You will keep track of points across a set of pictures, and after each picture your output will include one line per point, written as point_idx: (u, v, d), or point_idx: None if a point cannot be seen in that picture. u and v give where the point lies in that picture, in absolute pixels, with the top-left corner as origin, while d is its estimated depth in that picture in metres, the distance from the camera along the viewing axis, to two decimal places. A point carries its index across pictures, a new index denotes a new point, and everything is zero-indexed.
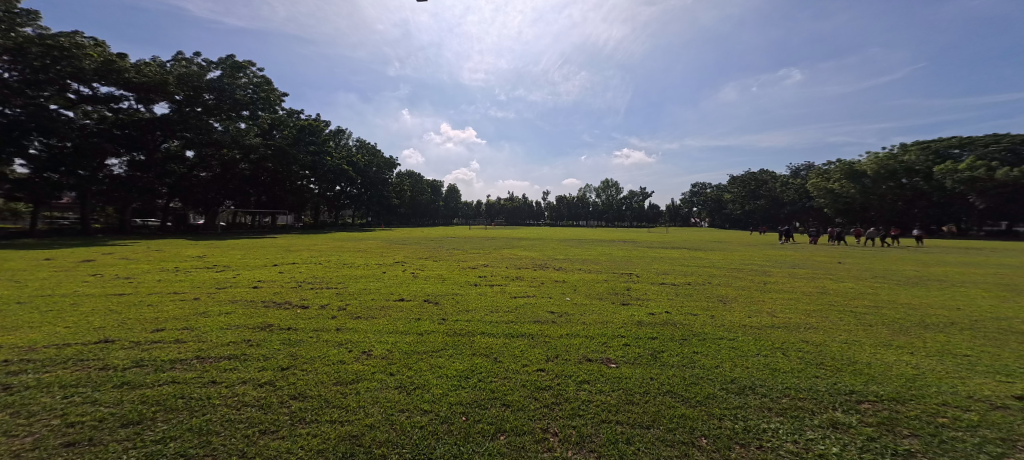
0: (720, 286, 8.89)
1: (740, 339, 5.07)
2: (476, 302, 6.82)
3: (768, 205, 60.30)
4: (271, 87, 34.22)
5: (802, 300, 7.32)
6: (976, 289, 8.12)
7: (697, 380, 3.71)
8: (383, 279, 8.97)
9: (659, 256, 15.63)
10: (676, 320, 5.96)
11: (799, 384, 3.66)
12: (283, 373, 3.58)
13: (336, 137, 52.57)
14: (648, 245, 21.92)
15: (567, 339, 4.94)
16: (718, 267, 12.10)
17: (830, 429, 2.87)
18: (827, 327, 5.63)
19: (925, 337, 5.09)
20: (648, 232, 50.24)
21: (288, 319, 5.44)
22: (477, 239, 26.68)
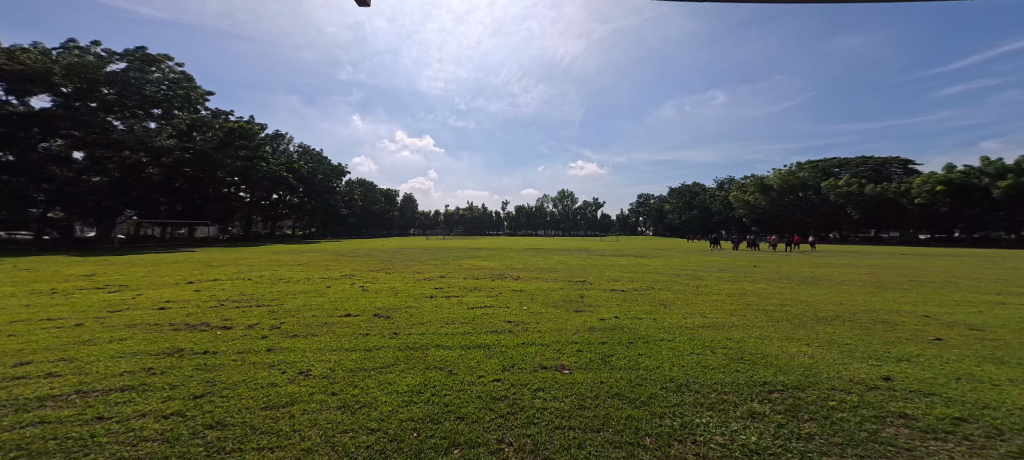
0: (661, 290, 9.56)
1: (677, 339, 5.49)
2: (431, 315, 6.64)
3: (702, 215, 65.94)
4: (192, 84, 31.22)
5: (728, 301, 8.11)
6: (859, 286, 9.56)
7: (641, 380, 3.96)
8: (327, 294, 8.40)
9: (614, 263, 16.39)
10: (623, 324, 6.30)
11: (724, 379, 4.05)
12: (196, 402, 3.20)
13: (273, 142, 48.78)
14: (601, 253, 22.95)
15: (523, 348, 5.00)
16: (665, 274, 12.94)
17: (749, 419, 3.20)
18: (746, 324, 6.30)
19: (819, 330, 5.90)
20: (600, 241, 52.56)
21: (206, 342, 4.89)
22: (434, 249, 26.04)
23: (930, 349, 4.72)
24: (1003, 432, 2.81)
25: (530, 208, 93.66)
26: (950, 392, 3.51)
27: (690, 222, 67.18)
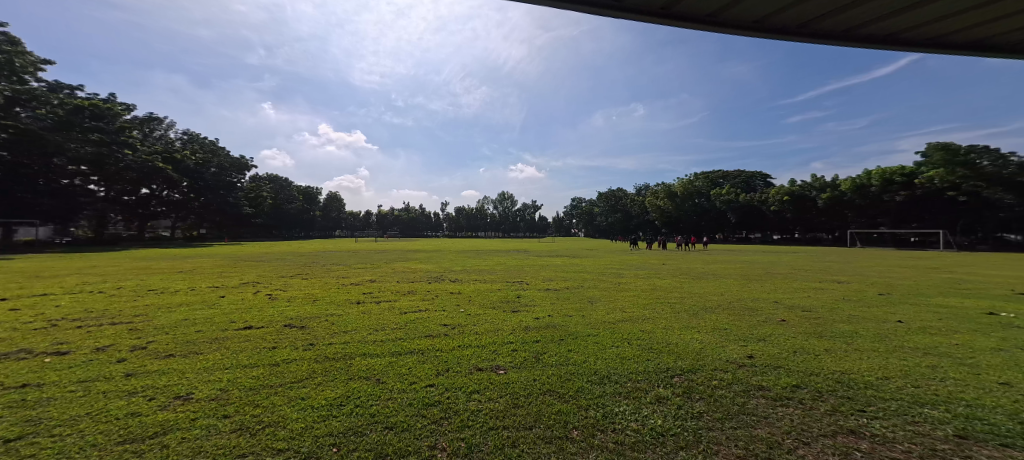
0: (590, 288, 10.12)
1: (601, 334, 5.84)
2: (358, 322, 6.14)
3: (625, 217, 71.46)
4: (18, 51, 25.43)
5: (641, 296, 8.92)
6: (745, 279, 11.16)
7: (568, 376, 4.11)
8: (223, 305, 7.33)
9: (553, 264, 16.90)
10: (555, 322, 6.49)
11: (639, 368, 4.39)
12: (10, 446, 2.56)
13: (146, 125, 41.32)
14: (540, 254, 23.53)
15: (459, 351, 4.87)
16: (599, 273, 13.66)
17: (656, 403, 3.43)
18: (655, 316, 6.98)
19: (706, 317, 6.82)
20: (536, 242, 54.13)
21: (29, 372, 3.94)
22: (365, 252, 24.31)
23: (774, 328, 5.73)
24: (819, 392, 3.41)
25: (466, 210, 92.78)
26: (792, 364, 4.16)
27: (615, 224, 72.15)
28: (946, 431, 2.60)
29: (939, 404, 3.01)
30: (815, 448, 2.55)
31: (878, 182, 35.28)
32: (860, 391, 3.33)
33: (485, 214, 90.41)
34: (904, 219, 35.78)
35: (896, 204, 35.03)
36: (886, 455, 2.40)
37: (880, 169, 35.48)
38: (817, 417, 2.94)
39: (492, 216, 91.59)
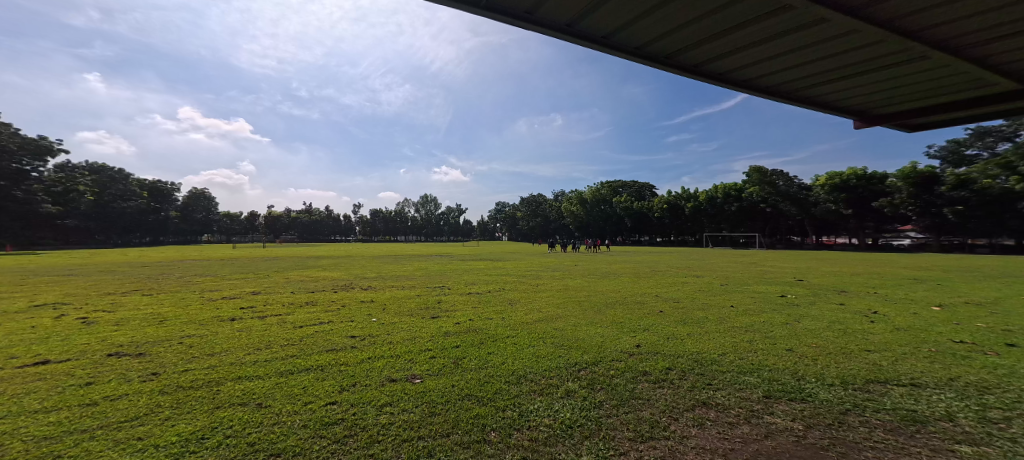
0: (510, 291, 10.18)
1: (519, 334, 5.59)
2: (229, 342, 4.99)
3: (544, 222, 74.45)
4: None
5: (557, 297, 9.23)
6: (644, 278, 12.31)
7: (490, 378, 3.79)
8: (15, 337, 5.28)
9: (475, 268, 16.79)
10: (477, 326, 6.09)
11: (554, 365, 4.23)
12: None
13: None
14: (460, 259, 23.16)
15: (369, 364, 4.15)
16: (519, 276, 13.89)
17: (566, 398, 3.36)
18: (567, 315, 7.14)
19: (609, 313, 7.29)
20: (456, 246, 52.93)
21: None
22: (254, 260, 21.01)
23: (658, 319, 6.46)
24: (684, 372, 3.93)
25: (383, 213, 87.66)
26: (666, 349, 4.70)
27: (536, 228, 74.08)
28: (758, 393, 3.28)
29: (756, 371, 3.78)
30: (686, 423, 2.84)
31: (721, 195, 44.09)
32: (708, 366, 4.02)
33: (403, 217, 86.39)
34: (732, 226, 44.33)
35: (730, 213, 43.53)
36: (723, 420, 2.87)
37: (722, 185, 44.53)
38: (682, 394, 3.36)
39: (411, 219, 87.95)
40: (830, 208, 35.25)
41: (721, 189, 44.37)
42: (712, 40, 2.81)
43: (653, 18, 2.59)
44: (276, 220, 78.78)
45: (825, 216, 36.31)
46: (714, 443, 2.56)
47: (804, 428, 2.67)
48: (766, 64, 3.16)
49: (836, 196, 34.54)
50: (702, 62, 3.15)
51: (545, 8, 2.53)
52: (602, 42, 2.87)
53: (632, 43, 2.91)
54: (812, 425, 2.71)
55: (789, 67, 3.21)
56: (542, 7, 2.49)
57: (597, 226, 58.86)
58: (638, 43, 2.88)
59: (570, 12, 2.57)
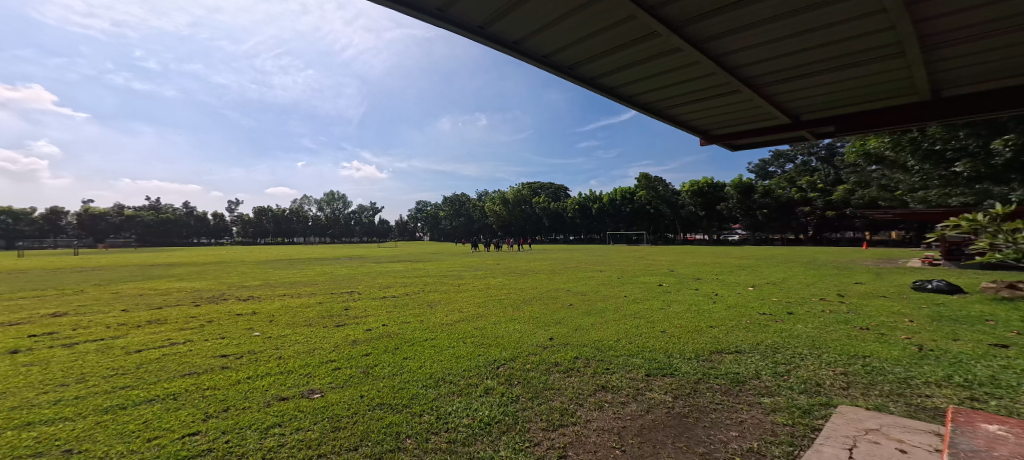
0: (432, 292, 9.89)
1: (439, 336, 5.49)
2: (12, 381, 3.76)
3: (466, 222, 73.94)
4: None
5: (478, 297, 9.23)
6: (556, 274, 12.97)
7: (404, 384, 3.65)
8: None
9: (384, 270, 15.90)
10: (391, 331, 5.80)
11: (473, 365, 4.21)
12: None
13: None
14: (374, 261, 21.78)
15: (246, 386, 3.64)
16: (430, 277, 13.52)
17: (484, 396, 3.37)
18: (489, 313, 7.19)
19: (527, 309, 7.54)
20: (369, 247, 49.31)
21: None
22: (91, 271, 16.72)
23: (569, 312, 6.89)
24: (587, 359, 4.25)
25: (274, 211, 76.32)
26: (574, 340, 5.05)
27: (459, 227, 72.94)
28: (642, 373, 3.70)
29: (641, 353, 4.27)
30: (589, 408, 3.07)
31: (620, 197, 49.24)
32: (608, 352, 4.39)
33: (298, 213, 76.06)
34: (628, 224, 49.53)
35: (625, 213, 49.21)
36: (617, 400, 3.18)
37: (622, 188, 49.70)
38: (586, 380, 3.64)
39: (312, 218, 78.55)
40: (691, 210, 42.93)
41: (622, 192, 49.44)
42: (641, 69, 2.58)
43: (599, 40, 2.17)
44: (113, 219, 62.19)
45: (690, 218, 43.81)
46: (611, 423, 2.81)
47: (673, 400, 3.10)
48: (675, 89, 2.93)
49: (695, 200, 42.30)
50: (617, 83, 2.81)
51: (459, 3, 1.82)
52: (515, 49, 2.22)
53: (552, 52, 2.31)
54: (678, 396, 3.16)
55: (692, 93, 3.03)
56: (458, 6, 1.84)
57: (517, 225, 60.62)
58: (571, 62, 2.44)
59: (489, 15, 1.95)
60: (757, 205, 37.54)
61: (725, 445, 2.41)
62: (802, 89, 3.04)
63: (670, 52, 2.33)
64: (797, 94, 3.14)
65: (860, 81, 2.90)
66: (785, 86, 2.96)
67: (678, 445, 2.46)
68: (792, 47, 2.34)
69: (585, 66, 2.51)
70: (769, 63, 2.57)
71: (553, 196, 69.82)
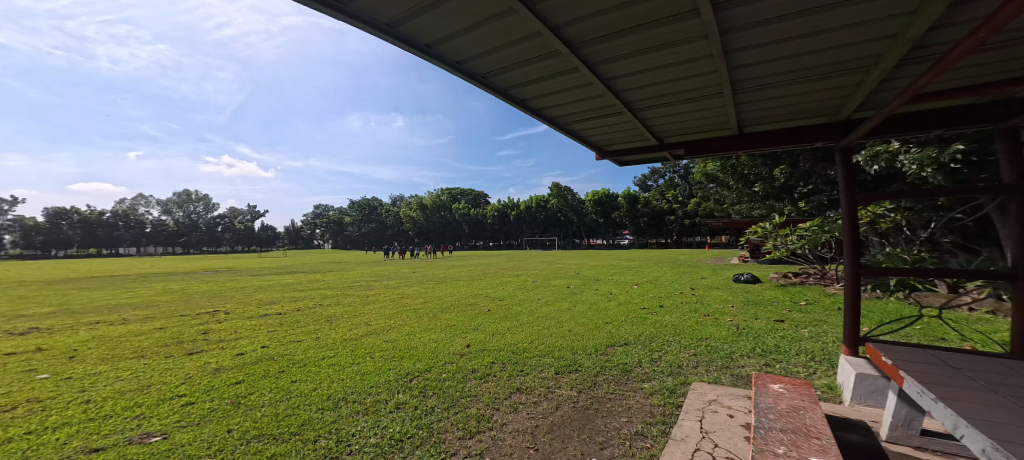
0: (329, 306, 9.02)
1: (339, 354, 5.05)
2: None
3: (380, 228, 69.62)
4: None
5: (388, 307, 8.71)
6: (467, 281, 12.91)
7: (292, 410, 3.27)
8: None
9: (264, 284, 13.88)
10: (274, 353, 5.13)
11: (380, 380, 3.98)
12: None
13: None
14: (257, 273, 18.99)
15: (24, 444, 2.79)
16: (319, 289, 12.21)
17: (396, 411, 3.22)
18: (401, 325, 6.84)
19: (443, 318, 7.35)
20: (255, 257, 42.62)
21: None
22: None
23: (485, 318, 6.95)
24: (502, 363, 4.32)
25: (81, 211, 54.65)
26: (491, 345, 5.09)
27: (370, 234, 68.10)
28: (553, 371, 3.90)
29: (551, 352, 4.50)
30: (505, 411, 3.12)
31: (535, 205, 51.68)
32: (521, 355, 4.53)
33: (121, 215, 54.92)
34: (542, 230, 51.75)
35: (539, 220, 51.59)
36: (530, 400, 3.30)
37: (537, 197, 52.17)
38: (501, 384, 3.69)
39: (148, 221, 58.26)
40: (595, 218, 47.04)
41: (538, 200, 51.86)
42: (547, 86, 2.74)
43: (511, 52, 2.24)
44: None
45: (593, 224, 47.99)
46: (525, 424, 2.89)
47: (577, 394, 3.34)
48: (578, 105, 3.13)
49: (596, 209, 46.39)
50: (527, 95, 2.92)
51: None
52: (427, 51, 2.17)
53: (465, 58, 2.31)
54: (582, 390, 3.41)
55: (592, 112, 3.27)
56: (367, 3, 1.73)
57: (434, 231, 58.97)
58: (484, 70, 2.46)
59: (403, 16, 1.87)
60: (641, 213, 42.80)
61: (618, 432, 2.67)
62: (672, 124, 3.57)
63: (572, 70, 2.49)
64: (670, 127, 3.67)
65: (714, 118, 3.38)
66: (660, 119, 3.44)
67: (583, 437, 2.64)
68: (668, 82, 2.64)
69: (497, 76, 2.56)
70: (647, 99, 2.95)
71: (472, 202, 70.25)
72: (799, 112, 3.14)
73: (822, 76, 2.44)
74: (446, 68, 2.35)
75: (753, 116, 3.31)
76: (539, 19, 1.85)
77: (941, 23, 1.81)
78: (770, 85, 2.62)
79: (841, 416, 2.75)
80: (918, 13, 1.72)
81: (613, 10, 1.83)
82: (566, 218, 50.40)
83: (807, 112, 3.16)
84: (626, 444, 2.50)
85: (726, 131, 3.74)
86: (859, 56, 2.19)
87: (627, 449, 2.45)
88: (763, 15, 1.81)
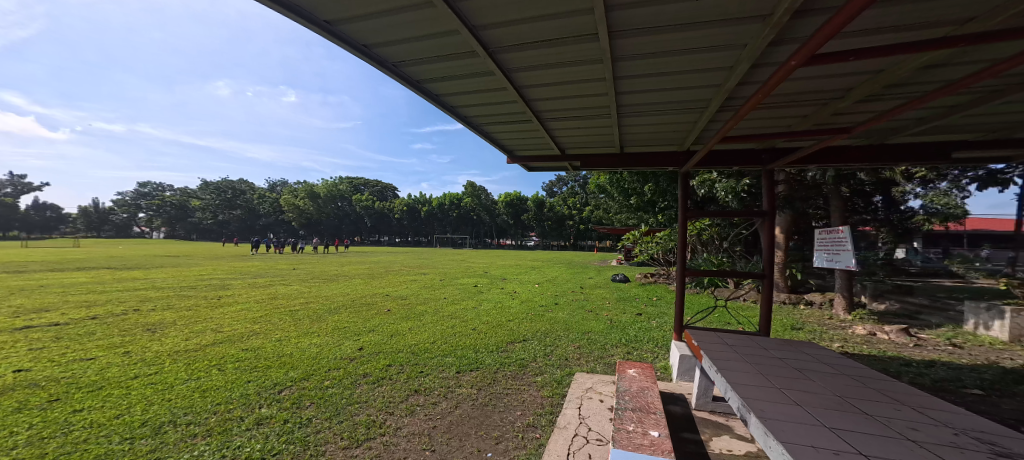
0: (166, 307, 7.34)
1: (165, 369, 3.97)
2: None
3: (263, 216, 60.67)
4: None
5: (254, 308, 7.50)
6: (359, 279, 12.00)
7: (73, 446, 2.49)
8: None
9: (59, 280, 10.56)
10: (37, 377, 3.69)
11: (231, 395, 3.38)
12: None
13: None
14: (49, 266, 14.32)
15: None
16: (149, 286, 9.81)
17: (257, 427, 2.83)
18: (266, 329, 5.79)
19: (330, 319, 6.66)
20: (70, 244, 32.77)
21: None
22: None
23: (385, 318, 6.60)
24: (402, 366, 4.16)
25: None
26: (388, 347, 4.85)
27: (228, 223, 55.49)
28: (455, 371, 3.90)
29: (454, 352, 4.50)
30: (400, 415, 3.02)
31: (449, 203, 51.15)
32: (424, 356, 4.42)
33: None
34: (453, 229, 51.57)
35: (451, 218, 51.45)
36: (429, 402, 3.24)
37: (450, 194, 51.69)
38: (398, 388, 3.56)
39: None
40: (505, 219, 48.40)
41: (451, 198, 51.31)
42: (456, 85, 2.74)
43: (423, 45, 2.18)
44: None
45: (503, 225, 49.39)
46: (422, 426, 2.84)
47: (478, 391, 3.40)
48: (488, 108, 3.20)
49: (509, 210, 47.87)
50: (439, 91, 2.87)
51: None
52: (327, 29, 1.97)
53: (374, 43, 2.17)
54: (483, 387, 3.49)
55: (504, 116, 3.36)
56: None
57: (332, 222, 53.66)
58: (394, 58, 2.34)
59: None
60: (547, 217, 45.59)
61: (513, 425, 2.80)
62: (566, 138, 3.91)
63: (488, 74, 2.54)
64: (567, 141, 4.02)
65: (599, 136, 3.79)
66: (557, 131, 3.71)
67: (479, 434, 2.70)
68: (570, 97, 2.87)
69: (408, 66, 2.46)
70: (546, 110, 3.15)
71: (379, 195, 66.41)
72: (671, 139, 3.68)
73: (680, 110, 2.91)
74: (350, 49, 2.17)
75: (626, 140, 3.84)
76: (455, 15, 1.83)
77: (754, 81, 2.30)
78: (642, 114, 3.03)
79: (670, 390, 3.33)
80: (733, 68, 2.14)
81: (527, 21, 1.90)
82: (479, 218, 51.04)
83: (665, 141, 3.77)
84: (519, 437, 2.63)
85: (604, 150, 4.25)
86: (703, 100, 2.68)
87: (519, 441, 2.58)
88: (645, 49, 2.05)
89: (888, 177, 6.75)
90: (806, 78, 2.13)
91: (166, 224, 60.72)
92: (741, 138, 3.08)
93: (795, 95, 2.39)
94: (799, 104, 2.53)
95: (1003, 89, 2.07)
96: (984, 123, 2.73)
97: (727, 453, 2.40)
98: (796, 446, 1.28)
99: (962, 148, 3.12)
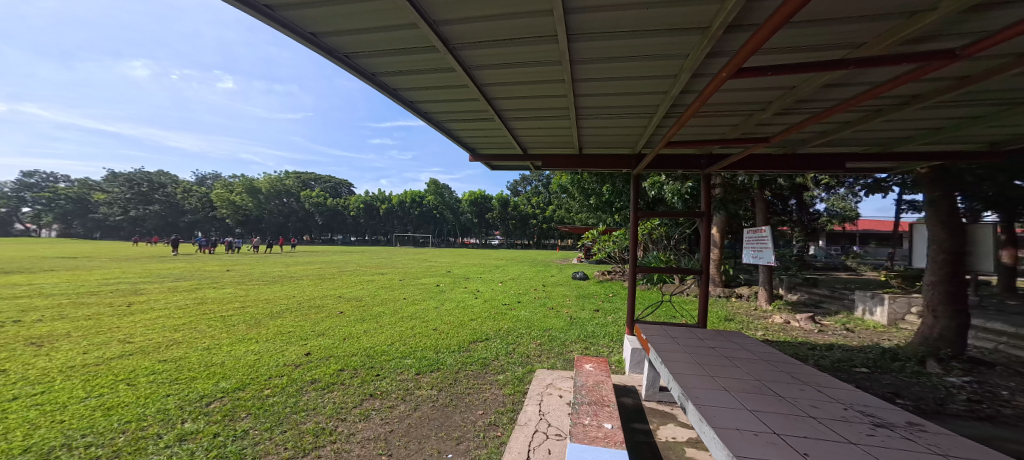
0: (62, 318, 6.41)
1: (57, 387, 3.54)
2: None
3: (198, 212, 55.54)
4: None
5: (177, 315, 6.80)
6: (305, 281, 11.33)
7: None
8: None
9: None
10: None
11: (145, 411, 3.08)
12: None
13: None
14: None
15: None
16: (37, 294, 8.47)
17: (178, 444, 2.61)
18: (189, 338, 5.31)
19: (270, 324, 6.24)
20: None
21: None
22: None
23: (336, 321, 6.31)
24: (354, 369, 4.03)
25: None
26: (339, 351, 4.66)
27: (147, 219, 49.22)
28: (413, 372, 3.84)
29: (414, 352, 4.43)
30: (354, 420, 2.92)
31: (410, 201, 50.12)
32: (376, 359, 4.31)
33: None
34: (414, 227, 50.53)
35: (411, 216, 50.39)
36: (387, 405, 3.17)
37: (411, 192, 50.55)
38: (350, 392, 3.44)
39: None
40: (467, 218, 48.20)
41: (411, 196, 50.18)
42: (414, 80, 2.69)
43: (378, 36, 2.11)
44: None
45: (466, 223, 49.11)
46: (378, 430, 2.78)
47: (438, 392, 3.37)
48: (446, 105, 3.17)
49: (471, 209, 47.76)
50: (397, 85, 2.80)
51: None
52: (270, 15, 1.84)
53: (325, 31, 2.07)
54: (443, 387, 3.46)
55: (465, 113, 3.34)
56: None
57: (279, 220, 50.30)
58: (346, 48, 2.24)
59: None
60: (510, 216, 46.02)
61: (473, 424, 2.81)
62: (525, 137, 3.97)
63: (449, 70, 2.52)
64: (526, 140, 4.08)
65: (557, 137, 3.89)
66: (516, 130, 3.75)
67: (440, 435, 2.68)
68: (529, 97, 2.92)
69: (362, 58, 2.38)
70: (505, 108, 3.18)
71: (332, 191, 63.35)
72: (624, 142, 3.85)
73: (631, 115, 3.06)
74: (296, 35, 2.05)
75: (581, 140, 3.95)
76: (414, 8, 1.79)
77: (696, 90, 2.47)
78: (596, 116, 3.15)
79: (623, 383, 3.50)
80: (677, 77, 2.29)
81: (490, 18, 1.90)
82: (440, 216, 50.37)
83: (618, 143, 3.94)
84: (480, 436, 2.65)
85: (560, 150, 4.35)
86: (652, 106, 2.83)
87: (480, 440, 2.59)
88: (602, 54, 2.13)
89: (801, 182, 7.46)
90: (742, 90, 2.32)
91: (64, 220, 52.46)
92: (685, 143, 3.29)
93: (733, 105, 2.60)
94: (736, 114, 2.75)
95: (891, 109, 2.39)
96: (881, 139, 3.14)
97: (671, 440, 2.56)
98: (725, 430, 1.40)
99: (862, 160, 3.57)
